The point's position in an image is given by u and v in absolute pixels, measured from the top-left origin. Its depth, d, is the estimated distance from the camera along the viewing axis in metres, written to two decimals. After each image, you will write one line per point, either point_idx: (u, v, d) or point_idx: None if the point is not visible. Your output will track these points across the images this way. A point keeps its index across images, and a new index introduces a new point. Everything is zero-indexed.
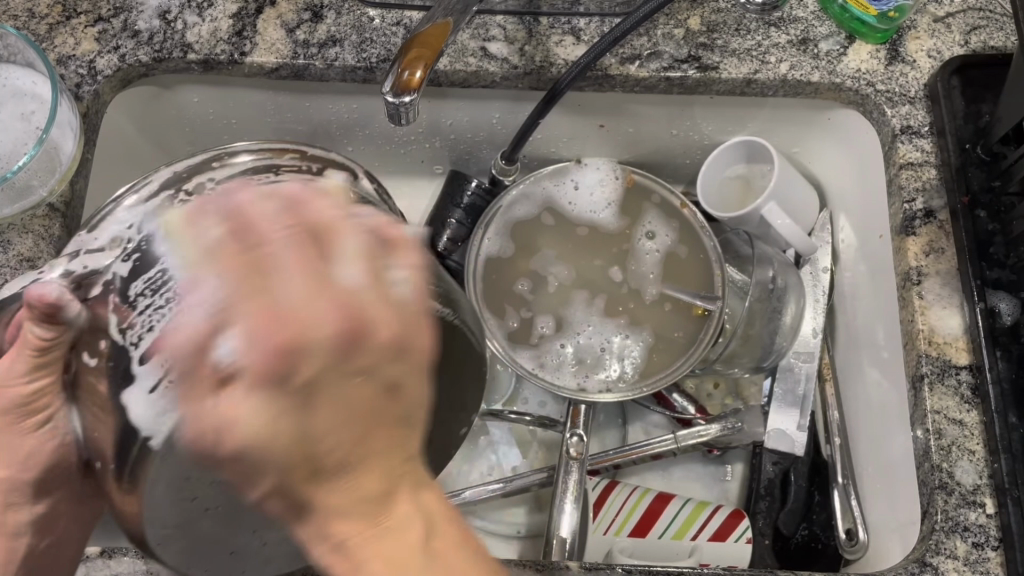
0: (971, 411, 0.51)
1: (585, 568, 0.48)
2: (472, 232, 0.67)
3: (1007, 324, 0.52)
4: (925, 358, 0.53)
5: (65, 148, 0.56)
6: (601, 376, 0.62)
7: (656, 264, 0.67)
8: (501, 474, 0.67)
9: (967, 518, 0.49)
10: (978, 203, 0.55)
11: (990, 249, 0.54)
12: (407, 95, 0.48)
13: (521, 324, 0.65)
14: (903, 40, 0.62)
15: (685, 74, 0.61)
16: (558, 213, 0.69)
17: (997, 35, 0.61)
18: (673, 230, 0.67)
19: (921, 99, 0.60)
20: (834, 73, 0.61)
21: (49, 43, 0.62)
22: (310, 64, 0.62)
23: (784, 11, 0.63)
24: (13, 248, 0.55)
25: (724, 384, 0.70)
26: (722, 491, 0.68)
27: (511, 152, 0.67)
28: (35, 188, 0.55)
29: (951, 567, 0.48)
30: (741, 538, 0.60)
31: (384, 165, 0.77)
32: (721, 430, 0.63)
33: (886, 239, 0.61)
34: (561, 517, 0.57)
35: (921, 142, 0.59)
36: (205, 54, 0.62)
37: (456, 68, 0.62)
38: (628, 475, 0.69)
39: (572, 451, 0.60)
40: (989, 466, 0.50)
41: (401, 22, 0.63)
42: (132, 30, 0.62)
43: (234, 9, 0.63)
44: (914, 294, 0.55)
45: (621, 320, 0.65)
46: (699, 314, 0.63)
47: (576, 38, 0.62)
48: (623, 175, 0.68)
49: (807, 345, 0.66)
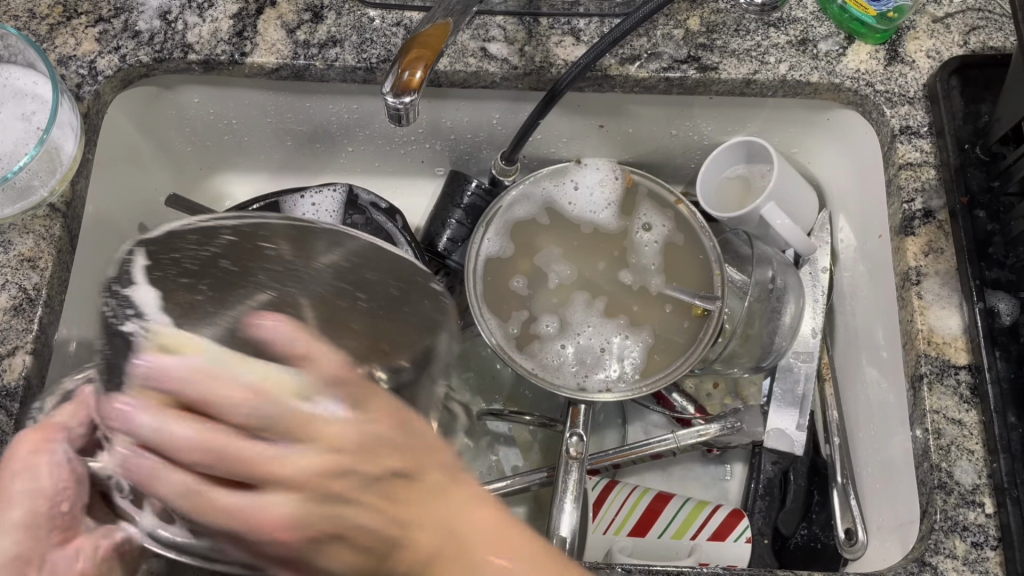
0: (970, 411, 0.51)
1: None
2: (473, 231, 0.67)
3: (1006, 324, 0.52)
4: (924, 358, 0.53)
5: (66, 149, 0.56)
6: (600, 376, 0.62)
7: (656, 256, 0.67)
8: (501, 473, 0.67)
9: (966, 518, 0.49)
10: (978, 203, 0.55)
11: (989, 249, 0.54)
12: (407, 95, 0.48)
13: (522, 323, 0.65)
14: (903, 40, 0.62)
15: (684, 74, 0.61)
16: (558, 212, 0.69)
17: (997, 35, 0.61)
18: (669, 221, 0.68)
19: (920, 99, 0.60)
20: (834, 73, 0.61)
21: (50, 43, 0.62)
22: (310, 64, 0.62)
23: (784, 11, 0.63)
24: (13, 248, 0.55)
25: (724, 384, 0.70)
26: (722, 491, 0.68)
27: (511, 152, 0.67)
28: (35, 188, 0.55)
29: (951, 567, 0.48)
30: (741, 538, 0.60)
31: (384, 164, 0.77)
32: (721, 430, 0.63)
33: (886, 239, 0.61)
34: (560, 517, 0.57)
35: (921, 142, 0.59)
36: (205, 54, 0.62)
37: (456, 68, 0.62)
38: (628, 475, 0.69)
39: (572, 451, 0.60)
40: (989, 465, 0.50)
41: (402, 22, 0.63)
42: (133, 30, 0.62)
43: (234, 9, 0.63)
44: (914, 294, 0.55)
45: (621, 320, 0.64)
46: (699, 314, 0.63)
47: (576, 38, 0.63)
48: (622, 175, 0.69)
49: (807, 345, 0.66)
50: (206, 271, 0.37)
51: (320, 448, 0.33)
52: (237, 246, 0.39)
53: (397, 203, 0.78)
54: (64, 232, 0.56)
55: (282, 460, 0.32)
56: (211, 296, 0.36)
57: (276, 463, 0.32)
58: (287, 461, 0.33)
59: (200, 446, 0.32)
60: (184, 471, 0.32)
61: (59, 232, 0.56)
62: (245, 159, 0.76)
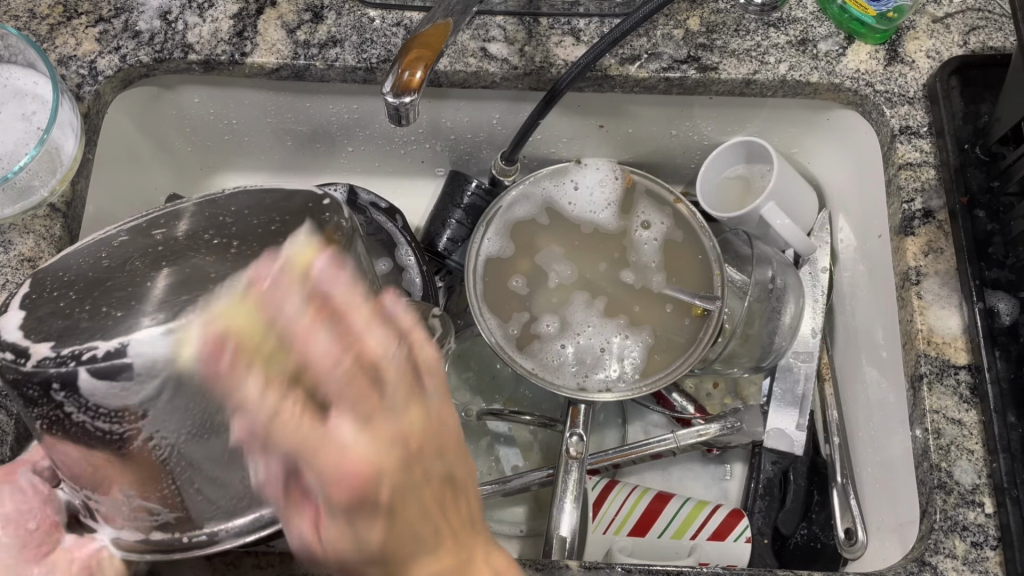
0: (970, 411, 0.51)
1: (585, 568, 0.48)
2: (473, 230, 0.67)
3: (1006, 324, 0.52)
4: (924, 358, 0.53)
5: (66, 149, 0.56)
6: (601, 375, 0.62)
7: (656, 254, 0.67)
8: (501, 473, 0.67)
9: (966, 518, 0.49)
10: (978, 203, 0.55)
11: (989, 249, 0.54)
12: (407, 95, 0.48)
13: (523, 323, 0.65)
14: (903, 40, 0.62)
15: (684, 74, 0.61)
16: (558, 212, 0.69)
17: (997, 35, 0.61)
18: (668, 219, 0.68)
19: (920, 99, 0.60)
20: (833, 73, 0.61)
21: (50, 43, 0.62)
22: (311, 64, 0.62)
23: (784, 11, 0.63)
24: (13, 248, 0.55)
25: (724, 384, 0.70)
26: (722, 490, 0.68)
27: (511, 152, 0.67)
28: (36, 188, 0.55)
29: (951, 567, 0.48)
30: (741, 537, 0.60)
31: (383, 165, 0.77)
32: (721, 430, 0.63)
33: (886, 239, 0.61)
34: (560, 517, 0.57)
35: (921, 142, 0.59)
36: (205, 54, 0.62)
37: (456, 68, 0.62)
38: (628, 474, 0.69)
39: (572, 450, 0.60)
40: (988, 465, 0.50)
41: (402, 22, 0.63)
42: (133, 30, 0.62)
43: (234, 9, 0.63)
44: (914, 294, 0.55)
45: (621, 320, 0.64)
46: (699, 314, 0.63)
47: (576, 38, 0.63)
48: (622, 175, 0.69)
49: (807, 345, 0.66)
50: (111, 269, 0.35)
51: (348, 346, 0.34)
52: (135, 240, 0.37)
53: (397, 203, 0.78)
54: (64, 231, 0.56)
55: (344, 345, 0.34)
56: (113, 283, 0.34)
57: (319, 350, 0.33)
58: (309, 365, 0.33)
59: (302, 313, 0.34)
60: (262, 374, 0.33)
61: (59, 231, 0.56)
62: (244, 159, 0.76)
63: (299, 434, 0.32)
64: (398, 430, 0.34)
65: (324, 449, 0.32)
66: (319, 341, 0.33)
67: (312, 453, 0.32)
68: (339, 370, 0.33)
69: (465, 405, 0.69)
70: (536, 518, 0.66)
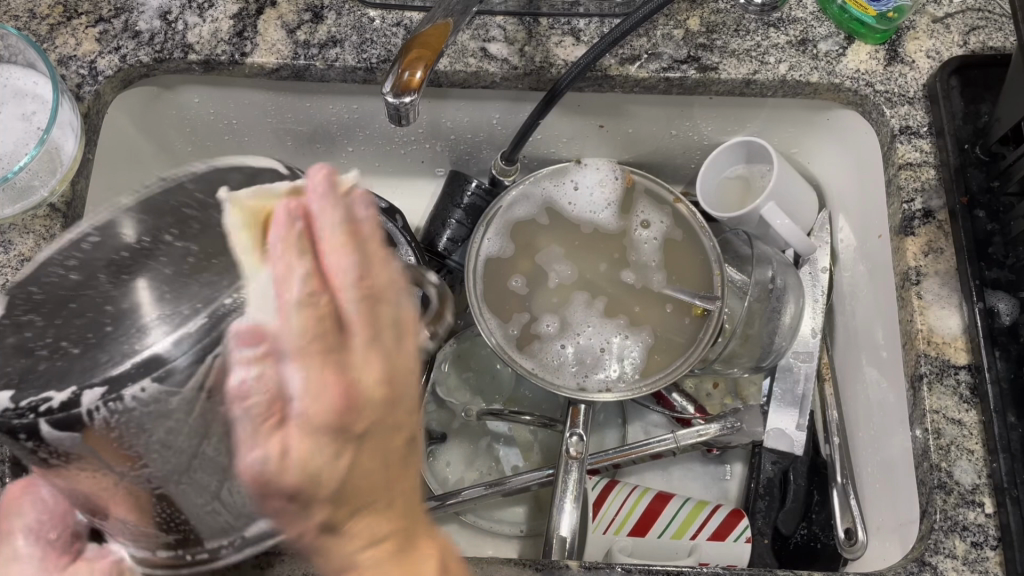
0: (970, 411, 0.51)
1: (585, 568, 0.48)
2: (473, 230, 0.67)
3: (1006, 324, 0.52)
4: (924, 358, 0.53)
5: (66, 149, 0.56)
6: (601, 375, 0.62)
7: (656, 253, 0.67)
8: (501, 473, 0.67)
9: (966, 518, 0.49)
10: (977, 203, 0.55)
11: (989, 249, 0.54)
12: (407, 95, 0.48)
13: (523, 323, 0.64)
14: (903, 40, 0.62)
15: (684, 74, 0.61)
16: (558, 212, 0.69)
17: (997, 35, 0.61)
18: (668, 218, 0.68)
19: (920, 99, 0.60)
20: (834, 73, 0.61)
21: (50, 43, 0.62)
22: (311, 64, 0.62)
23: (784, 11, 0.63)
24: (13, 248, 0.55)
25: (724, 384, 0.70)
26: (721, 490, 0.68)
27: (511, 152, 0.67)
28: (36, 188, 0.55)
29: (951, 567, 0.48)
30: (741, 537, 0.60)
31: (383, 165, 0.77)
32: (721, 430, 0.63)
33: (886, 239, 0.61)
34: (560, 517, 0.57)
35: (921, 142, 0.59)
36: (205, 54, 0.62)
37: (456, 68, 0.62)
38: (628, 474, 0.69)
39: (572, 451, 0.60)
40: (988, 465, 0.50)
41: (402, 22, 0.63)
42: (133, 30, 0.62)
43: (234, 9, 0.63)
44: (914, 294, 0.55)
45: (621, 320, 0.64)
46: (699, 314, 0.63)
47: (576, 38, 0.63)
48: (622, 175, 0.69)
49: (807, 345, 0.66)
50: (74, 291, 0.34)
51: (353, 362, 0.31)
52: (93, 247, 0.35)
53: (396, 203, 0.78)
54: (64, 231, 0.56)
55: (309, 308, 0.30)
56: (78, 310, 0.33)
57: (311, 317, 0.30)
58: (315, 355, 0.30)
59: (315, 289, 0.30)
60: (291, 311, 0.29)
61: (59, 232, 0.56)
62: None
63: (335, 408, 0.30)
64: (380, 427, 0.32)
65: (296, 447, 0.31)
66: (323, 319, 0.30)
67: (267, 430, 0.31)
68: (306, 327, 0.29)
69: (465, 405, 0.69)
70: (536, 518, 0.66)
